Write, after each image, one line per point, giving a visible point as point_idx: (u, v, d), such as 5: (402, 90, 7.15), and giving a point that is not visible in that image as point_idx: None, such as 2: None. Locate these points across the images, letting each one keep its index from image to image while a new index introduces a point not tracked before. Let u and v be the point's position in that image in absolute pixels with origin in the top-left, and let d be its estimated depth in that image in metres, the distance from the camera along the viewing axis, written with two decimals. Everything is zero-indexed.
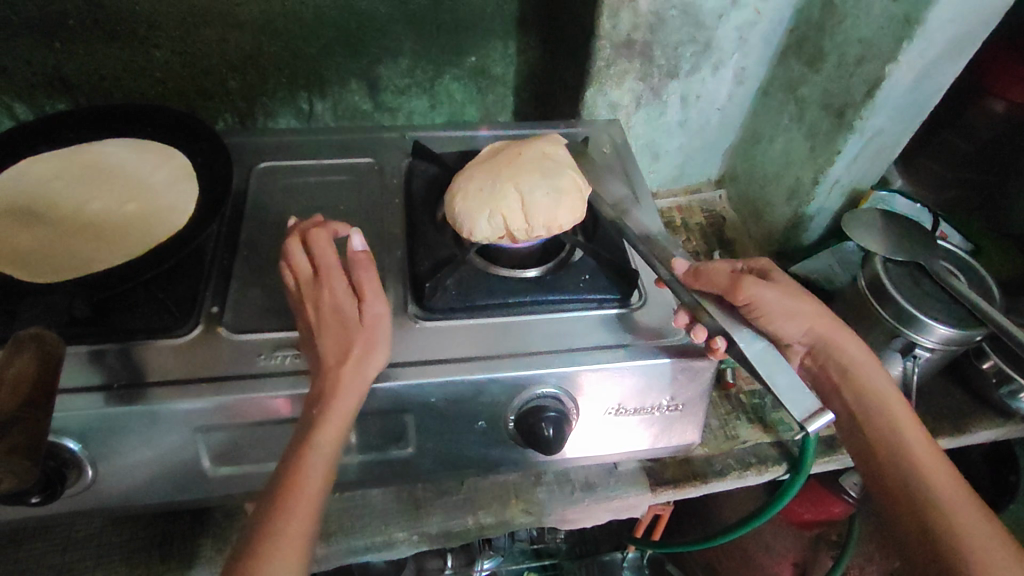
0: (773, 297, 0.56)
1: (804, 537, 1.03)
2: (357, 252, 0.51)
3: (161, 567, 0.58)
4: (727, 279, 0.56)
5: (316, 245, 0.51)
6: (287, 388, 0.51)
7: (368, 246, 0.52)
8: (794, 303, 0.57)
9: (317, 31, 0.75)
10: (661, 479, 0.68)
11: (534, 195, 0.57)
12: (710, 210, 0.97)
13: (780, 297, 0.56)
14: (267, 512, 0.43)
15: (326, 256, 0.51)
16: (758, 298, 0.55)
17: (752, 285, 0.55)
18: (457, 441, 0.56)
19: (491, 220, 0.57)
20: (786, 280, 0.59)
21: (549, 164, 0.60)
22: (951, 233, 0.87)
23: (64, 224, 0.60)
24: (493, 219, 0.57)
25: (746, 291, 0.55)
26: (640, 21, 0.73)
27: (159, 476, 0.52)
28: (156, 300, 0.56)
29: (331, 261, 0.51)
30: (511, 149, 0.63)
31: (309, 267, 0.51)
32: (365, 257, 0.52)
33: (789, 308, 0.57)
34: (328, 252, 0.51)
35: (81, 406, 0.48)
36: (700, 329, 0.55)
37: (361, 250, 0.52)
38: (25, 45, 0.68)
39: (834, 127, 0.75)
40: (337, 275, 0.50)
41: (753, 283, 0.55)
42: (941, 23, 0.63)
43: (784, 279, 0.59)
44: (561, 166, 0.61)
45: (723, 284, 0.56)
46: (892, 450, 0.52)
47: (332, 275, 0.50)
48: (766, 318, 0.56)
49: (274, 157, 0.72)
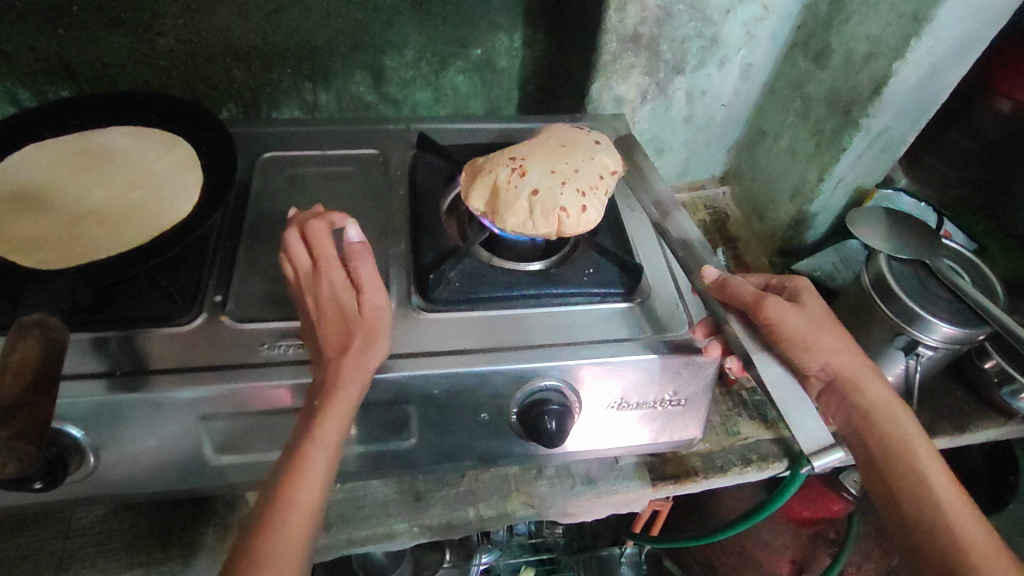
0: (799, 324, 0.52)
1: (803, 535, 1.02)
2: (353, 243, 0.51)
3: (162, 555, 0.58)
4: (753, 293, 0.53)
5: (314, 238, 0.51)
6: (290, 378, 0.50)
7: (364, 237, 0.51)
8: (819, 329, 0.53)
9: (322, 22, 0.75)
10: (662, 474, 0.68)
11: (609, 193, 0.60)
12: (713, 206, 0.97)
13: (808, 324, 0.53)
14: (270, 500, 0.43)
15: (324, 247, 0.51)
16: (783, 320, 0.52)
17: (778, 305, 0.52)
18: (459, 433, 0.56)
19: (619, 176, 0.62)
20: (816, 307, 0.55)
21: None
22: (955, 232, 0.88)
23: (68, 211, 0.60)
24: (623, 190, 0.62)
25: (771, 312, 0.52)
26: (647, 15, 0.72)
27: (161, 464, 0.52)
28: (160, 288, 0.56)
29: (329, 252, 0.51)
30: (560, 134, 0.62)
31: (307, 258, 0.51)
32: (362, 247, 0.51)
33: (816, 318, 0.54)
34: (324, 243, 0.51)
35: (84, 393, 0.48)
36: (714, 346, 0.55)
37: (358, 242, 0.51)
38: (29, 31, 0.68)
39: (840, 124, 0.75)
40: (335, 267, 0.50)
41: (777, 304, 0.52)
42: (949, 21, 0.63)
43: (814, 304, 0.55)
44: None
45: (746, 299, 0.53)
46: (904, 468, 0.52)
47: (329, 266, 0.50)
48: (789, 345, 0.52)
49: (277, 148, 0.72)
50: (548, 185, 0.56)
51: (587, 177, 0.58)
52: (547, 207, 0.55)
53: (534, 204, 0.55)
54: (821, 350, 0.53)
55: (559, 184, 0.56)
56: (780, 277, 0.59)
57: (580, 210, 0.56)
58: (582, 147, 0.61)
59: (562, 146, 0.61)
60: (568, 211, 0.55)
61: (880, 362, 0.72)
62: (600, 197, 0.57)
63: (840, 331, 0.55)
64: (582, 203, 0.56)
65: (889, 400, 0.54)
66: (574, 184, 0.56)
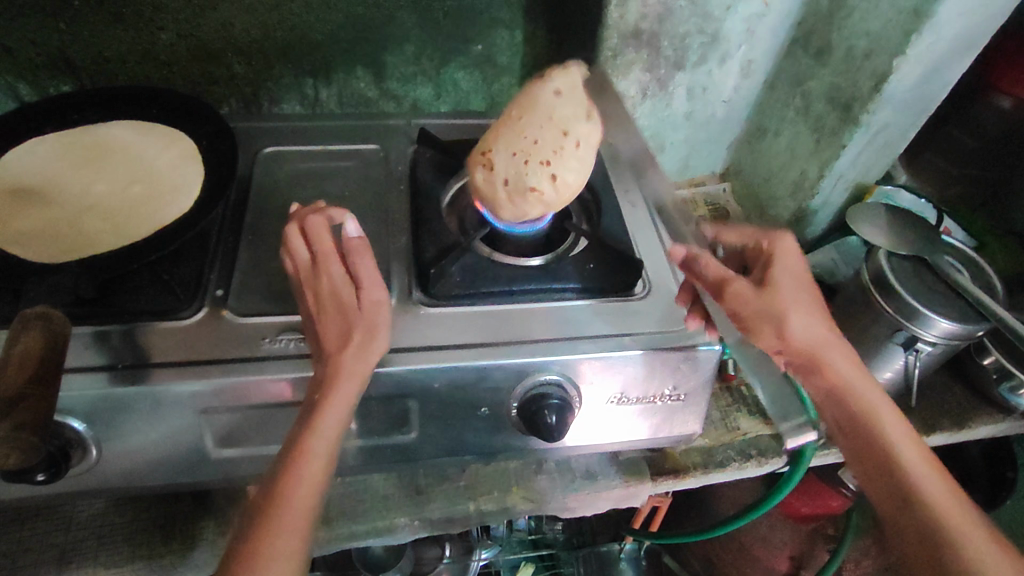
0: (762, 302, 0.54)
1: (801, 530, 1.04)
2: (352, 238, 0.51)
3: (163, 548, 0.59)
4: (718, 272, 0.55)
5: (313, 233, 0.51)
6: (290, 372, 0.51)
7: (363, 232, 0.52)
8: (780, 312, 0.54)
9: (323, 17, 0.75)
10: (661, 469, 0.69)
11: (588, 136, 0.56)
12: (715, 203, 0.96)
13: (767, 305, 0.54)
14: (269, 493, 0.43)
15: (322, 242, 0.51)
16: (743, 304, 0.54)
17: (738, 291, 0.54)
18: (460, 427, 0.56)
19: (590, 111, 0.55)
20: (788, 282, 0.56)
21: None
22: (954, 229, 0.88)
23: (69, 205, 0.60)
24: (599, 127, 0.56)
25: (730, 298, 0.54)
26: (648, 11, 0.72)
27: (163, 457, 0.52)
28: (161, 282, 0.56)
29: (329, 247, 0.51)
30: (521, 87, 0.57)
31: (307, 254, 0.51)
32: (361, 242, 0.51)
33: (786, 299, 0.55)
34: (323, 238, 0.51)
35: (86, 385, 0.48)
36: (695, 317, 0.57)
37: (356, 236, 0.51)
38: (30, 25, 0.68)
39: (840, 120, 0.75)
40: (333, 262, 0.50)
41: (739, 288, 0.54)
42: (949, 16, 0.63)
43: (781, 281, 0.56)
44: None
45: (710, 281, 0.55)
46: (876, 452, 0.51)
47: (328, 261, 0.50)
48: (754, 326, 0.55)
49: (279, 142, 0.72)
50: (514, 170, 0.55)
51: (550, 139, 0.54)
52: (524, 195, 0.55)
53: (511, 193, 0.55)
54: (785, 333, 0.54)
55: (524, 164, 0.54)
56: (767, 237, 0.59)
57: (552, 181, 0.54)
58: (539, 98, 0.55)
59: (520, 106, 0.56)
60: (540, 189, 0.55)
61: (879, 357, 0.72)
62: (571, 152, 0.54)
63: (808, 309, 0.55)
64: (553, 173, 0.54)
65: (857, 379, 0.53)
66: (534, 162, 0.54)
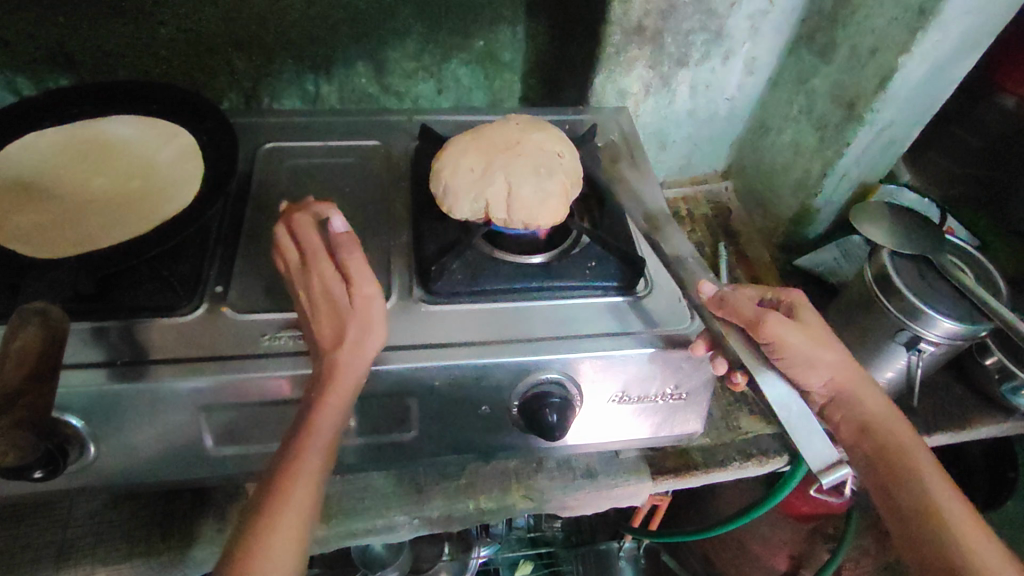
0: (799, 338, 0.53)
1: (802, 530, 1.02)
2: (338, 233, 0.49)
3: (161, 545, 0.58)
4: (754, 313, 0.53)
5: (301, 233, 0.50)
6: (289, 368, 0.50)
7: (349, 227, 0.49)
8: (817, 344, 0.54)
9: (324, 12, 0.74)
10: (662, 468, 0.68)
11: (516, 187, 0.57)
12: (716, 201, 0.97)
13: (802, 337, 0.54)
14: (267, 493, 0.43)
15: (310, 240, 0.50)
16: (781, 338, 0.53)
17: (775, 323, 0.52)
18: (459, 426, 0.56)
19: (474, 203, 0.58)
20: (815, 322, 0.55)
21: (545, 160, 0.60)
22: (959, 229, 0.87)
23: (67, 200, 0.59)
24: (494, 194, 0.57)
25: (770, 327, 0.52)
26: (652, 7, 0.72)
27: (161, 454, 0.52)
28: (161, 277, 0.56)
29: (317, 246, 0.50)
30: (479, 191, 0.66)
31: (296, 253, 0.51)
32: (347, 236, 0.49)
33: (813, 343, 0.54)
34: (312, 237, 0.50)
35: (83, 382, 0.48)
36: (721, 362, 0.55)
37: (343, 231, 0.49)
38: (29, 19, 0.67)
39: (844, 119, 0.75)
40: (323, 260, 0.49)
41: (777, 321, 0.52)
42: (956, 14, 0.62)
43: (811, 319, 0.55)
44: (555, 166, 0.60)
45: (747, 317, 0.53)
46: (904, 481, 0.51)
47: (317, 259, 0.49)
48: (791, 359, 0.54)
49: (279, 138, 0.72)
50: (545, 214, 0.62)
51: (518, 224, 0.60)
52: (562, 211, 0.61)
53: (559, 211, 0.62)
54: (812, 366, 0.54)
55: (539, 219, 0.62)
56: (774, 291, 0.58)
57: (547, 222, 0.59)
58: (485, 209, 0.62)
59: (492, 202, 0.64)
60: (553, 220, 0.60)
61: (880, 358, 0.72)
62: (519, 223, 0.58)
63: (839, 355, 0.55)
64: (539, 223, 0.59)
65: (886, 410, 0.55)
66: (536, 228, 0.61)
